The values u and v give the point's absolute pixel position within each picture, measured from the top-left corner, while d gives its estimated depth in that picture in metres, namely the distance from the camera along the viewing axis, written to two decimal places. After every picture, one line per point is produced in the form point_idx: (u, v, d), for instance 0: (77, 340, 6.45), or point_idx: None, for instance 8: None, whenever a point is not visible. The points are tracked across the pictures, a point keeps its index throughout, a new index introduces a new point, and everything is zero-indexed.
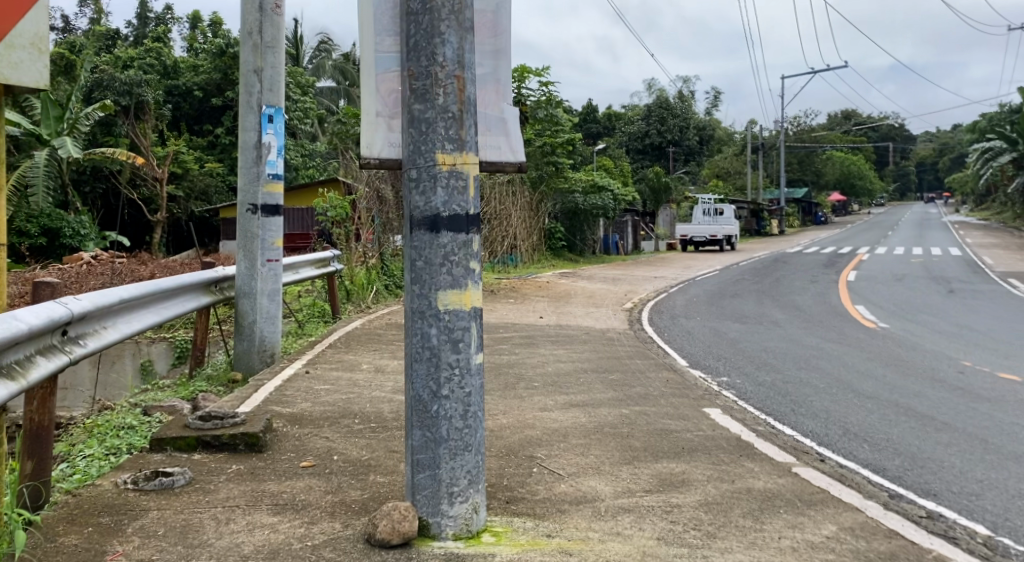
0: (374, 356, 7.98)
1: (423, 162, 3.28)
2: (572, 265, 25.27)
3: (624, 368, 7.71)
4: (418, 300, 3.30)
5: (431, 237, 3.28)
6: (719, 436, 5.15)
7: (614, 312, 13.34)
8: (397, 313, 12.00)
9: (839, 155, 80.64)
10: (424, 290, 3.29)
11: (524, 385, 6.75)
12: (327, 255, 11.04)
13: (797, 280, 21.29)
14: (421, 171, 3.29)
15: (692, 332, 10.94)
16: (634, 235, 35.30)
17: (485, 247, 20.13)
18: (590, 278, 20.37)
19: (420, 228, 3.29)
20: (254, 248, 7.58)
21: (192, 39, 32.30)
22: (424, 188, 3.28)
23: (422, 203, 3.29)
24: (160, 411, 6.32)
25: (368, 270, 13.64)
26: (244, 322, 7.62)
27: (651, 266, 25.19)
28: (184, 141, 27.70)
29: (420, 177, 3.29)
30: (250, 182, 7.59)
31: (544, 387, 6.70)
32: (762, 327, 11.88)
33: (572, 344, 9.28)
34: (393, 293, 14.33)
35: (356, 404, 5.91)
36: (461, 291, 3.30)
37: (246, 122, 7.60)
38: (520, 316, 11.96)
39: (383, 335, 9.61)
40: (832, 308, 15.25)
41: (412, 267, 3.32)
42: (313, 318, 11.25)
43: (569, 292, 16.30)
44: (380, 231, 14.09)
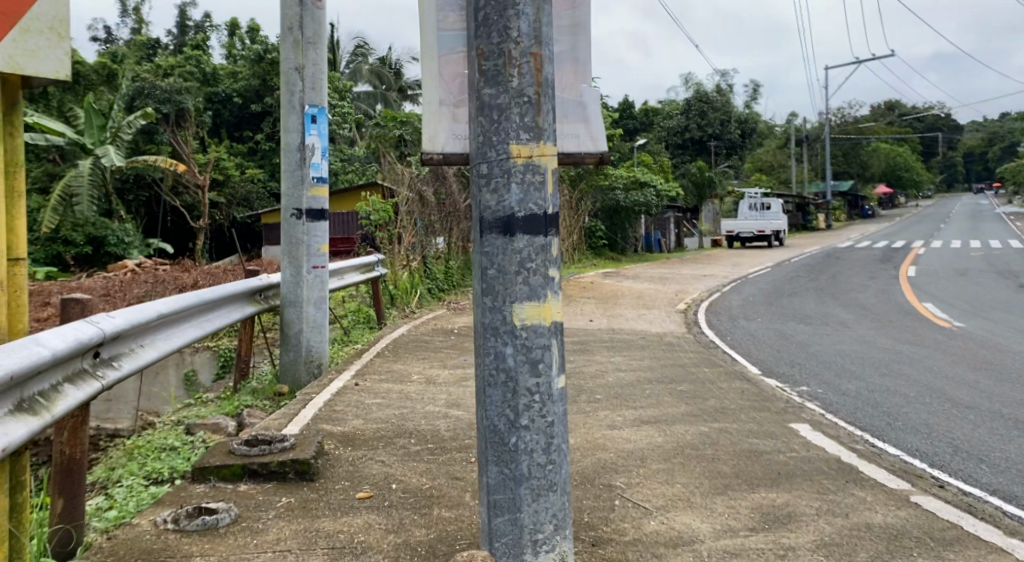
0: (425, 366, 7.55)
1: (493, 157, 2.82)
2: (616, 264, 24.68)
3: (690, 378, 7.19)
4: (489, 316, 2.83)
5: (503, 242, 2.81)
6: (816, 458, 4.62)
7: (668, 314, 12.76)
8: (442, 317, 11.59)
9: (885, 146, 78.61)
10: (495, 303, 2.82)
11: (586, 399, 6.25)
12: (371, 259, 10.66)
13: (853, 276, 20.47)
14: (491, 165, 2.82)
15: (755, 335, 10.35)
16: (677, 232, 34.57)
17: None
18: (636, 278, 19.80)
19: (490, 231, 2.82)
20: (298, 254, 7.22)
21: (230, 46, 32.37)
22: (495, 185, 2.82)
23: (491, 202, 2.82)
24: (203, 430, 5.96)
25: (412, 274, 13.26)
26: (289, 332, 7.25)
27: (698, 264, 24.50)
28: (224, 148, 27.68)
29: (491, 173, 2.82)
30: (293, 185, 7.22)
31: (608, 399, 6.21)
32: (828, 328, 11.25)
33: (630, 350, 8.76)
34: (437, 297, 13.92)
35: (410, 420, 5.47)
36: (540, 303, 2.82)
37: (288, 121, 7.21)
38: (570, 319, 11.46)
39: (432, 342, 9.19)
40: (897, 306, 14.48)
41: (481, 276, 2.85)
42: (358, 325, 10.88)
43: (617, 294, 15.76)
44: (423, 234, 13.70)
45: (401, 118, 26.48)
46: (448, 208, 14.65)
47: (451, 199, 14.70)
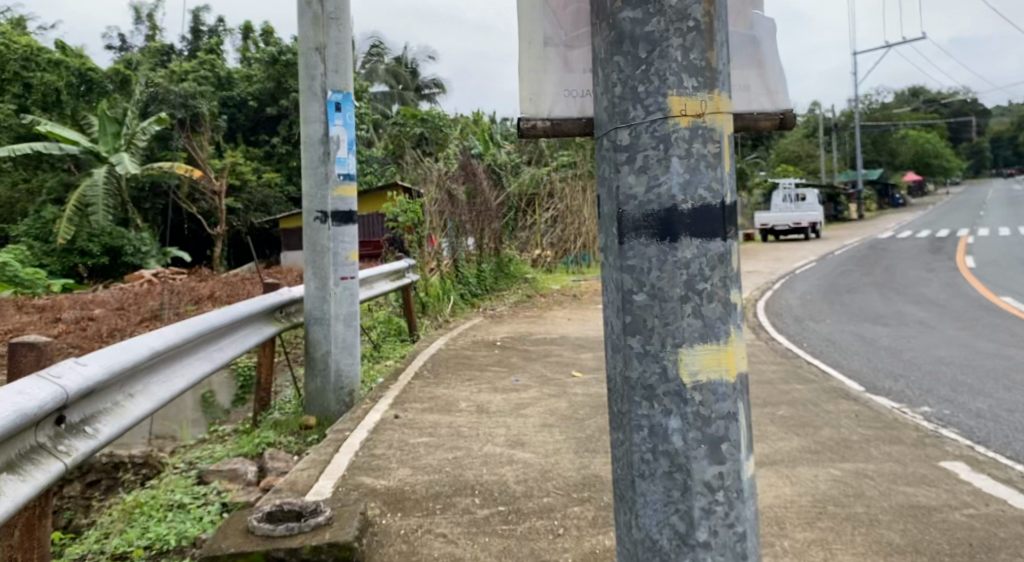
0: (473, 388, 6.52)
1: (634, 114, 1.79)
2: None
3: (787, 399, 6.10)
4: (632, 368, 1.81)
5: (652, 252, 1.78)
6: (1007, 517, 3.54)
7: None
8: (480, 328, 10.52)
9: (912, 133, 76.61)
10: (647, 349, 1.78)
11: None
12: (400, 265, 9.67)
13: (908, 269, 19.20)
14: (635, 127, 1.79)
15: (834, 341, 9.22)
16: None
17: (556, 248, 18.62)
18: None
19: (633, 230, 1.80)
20: (324, 264, 6.22)
21: (244, 49, 31.51)
22: (639, 160, 1.79)
23: (632, 189, 1.80)
24: (216, 479, 4.96)
25: (442, 279, 12.17)
26: (315, 355, 6.23)
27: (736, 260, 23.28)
28: (240, 153, 26.82)
29: (636, 140, 1.79)
30: (316, 185, 6.22)
31: None
32: (911, 331, 10.08)
33: None
34: (470, 303, 12.84)
35: (468, 468, 4.41)
36: (717, 348, 1.78)
37: (308, 111, 6.21)
38: None
39: (474, 357, 8.16)
40: (972, 301, 13.26)
41: (621, 306, 1.82)
42: (388, 338, 9.84)
43: None
44: (452, 235, 12.71)
45: (422, 116, 25.52)
46: (480, 207, 13.54)
47: (482, 197, 13.61)
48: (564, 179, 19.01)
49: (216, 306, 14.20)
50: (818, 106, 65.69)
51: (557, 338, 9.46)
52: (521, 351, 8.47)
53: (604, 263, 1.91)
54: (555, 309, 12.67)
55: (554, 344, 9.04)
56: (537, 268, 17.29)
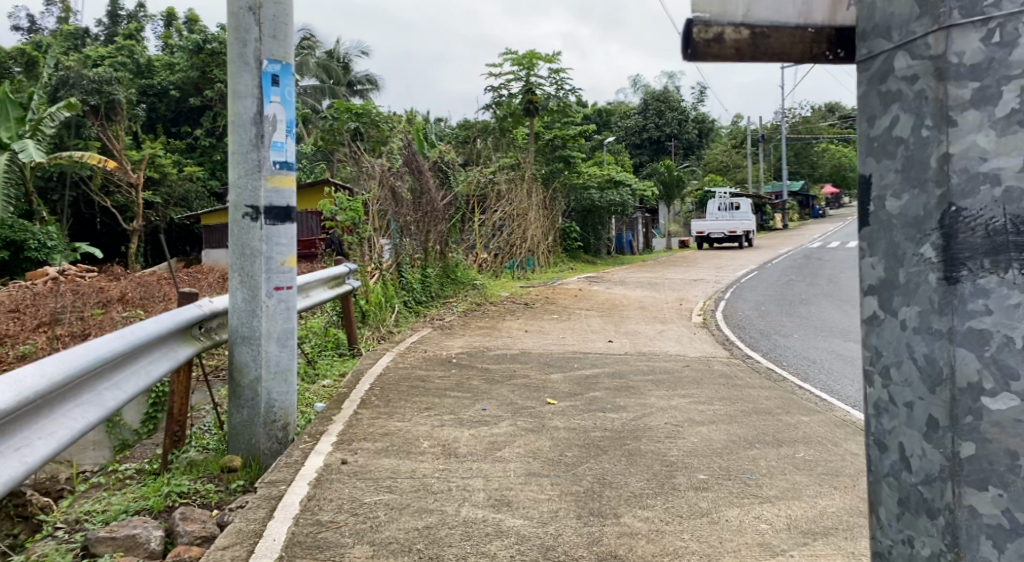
0: (435, 421, 5.47)
1: None
2: (594, 268, 22.73)
3: (808, 435, 5.25)
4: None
5: (1016, 313, 1.44)
6: None
7: (691, 328, 10.88)
8: (429, 340, 9.45)
9: (836, 146, 78.18)
10: (1013, 522, 1.45)
11: (699, 481, 4.24)
12: (340, 270, 8.56)
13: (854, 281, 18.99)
14: (996, 24, 1.43)
15: (818, 360, 8.56)
16: (645, 233, 32.81)
17: (500, 252, 17.66)
18: (623, 283, 17.81)
19: (988, 259, 1.45)
20: (254, 269, 5.09)
21: (163, 36, 29.46)
22: (997, 94, 1.44)
23: (991, 169, 1.44)
24: (108, 550, 3.78)
25: (384, 284, 11.00)
26: (241, 382, 5.08)
27: (678, 267, 22.74)
28: (159, 144, 24.95)
29: (1006, 43, 1.43)
30: (245, 173, 5.06)
31: (726, 478, 4.23)
32: None
33: (691, 388, 6.70)
34: (414, 311, 11.71)
35: (446, 545, 3.37)
36: None
37: (239, 83, 5.04)
38: (587, 341, 9.48)
39: (430, 377, 7.17)
40: None
41: (952, 429, 1.48)
42: (324, 353, 8.67)
43: (617, 305, 13.73)
44: (395, 235, 11.70)
45: (357, 110, 24.20)
46: (425, 207, 12.39)
47: (428, 195, 12.44)
48: (508, 180, 18.04)
49: (124, 309, 12.60)
50: (741, 118, 66.35)
51: (518, 354, 8.46)
52: (481, 370, 7.50)
53: (898, 357, 1.57)
54: (509, 319, 11.66)
55: (516, 361, 8.03)
56: (482, 273, 16.26)
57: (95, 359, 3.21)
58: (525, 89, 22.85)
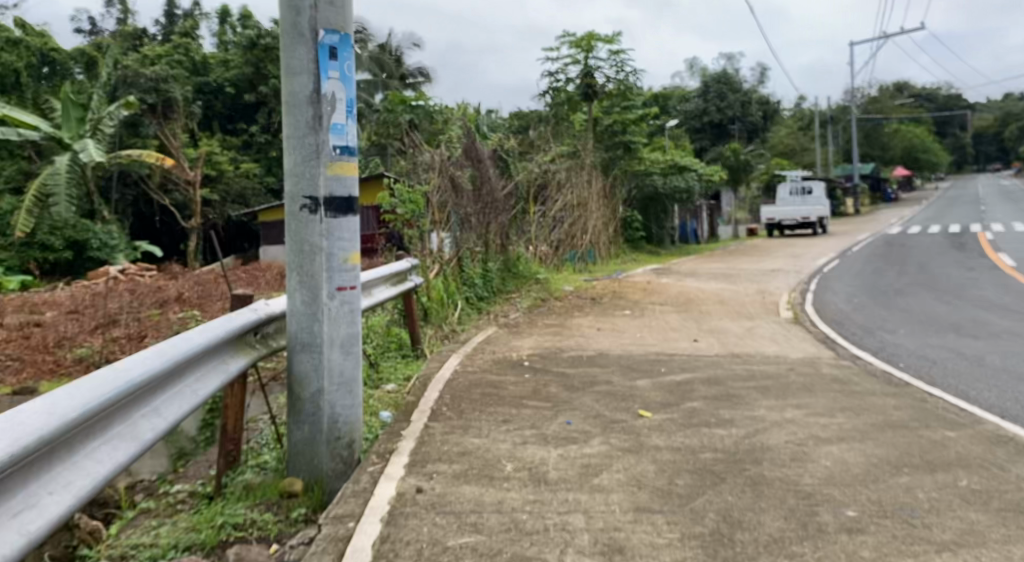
0: (517, 437, 4.82)
1: None
2: (661, 259, 21.88)
3: (960, 463, 4.51)
4: None
5: None
6: None
7: (780, 325, 10.07)
8: (497, 340, 8.85)
9: (904, 128, 75.01)
10: None
11: (851, 528, 3.56)
12: (401, 266, 7.98)
13: (943, 270, 17.88)
14: None
15: (934, 361, 7.69)
16: (710, 222, 31.66)
17: (564, 245, 16.99)
18: (695, 275, 16.99)
19: None
20: (314, 268, 4.50)
21: (219, 33, 29.41)
22: None
23: None
24: None
25: (444, 280, 10.41)
26: (301, 395, 4.49)
27: (749, 257, 21.74)
28: (217, 142, 24.86)
29: None
30: (302, 160, 4.47)
31: (890, 520, 3.64)
32: (1009, 348, 8.64)
33: (801, 397, 6.00)
34: (477, 308, 11.11)
35: None
36: None
37: (292, 58, 4.44)
38: (670, 341, 8.78)
39: (503, 383, 6.55)
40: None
41: None
42: (386, 355, 8.12)
43: (693, 299, 12.92)
44: (457, 228, 11.11)
45: (412, 102, 23.70)
46: (486, 198, 11.80)
47: (487, 185, 11.86)
48: (571, 168, 17.30)
49: (181, 309, 12.27)
50: (804, 101, 64.15)
51: (596, 356, 7.80)
52: (556, 374, 6.88)
53: None
54: (579, 316, 11.00)
55: (595, 364, 7.38)
56: (545, 266, 15.59)
57: (115, 389, 2.67)
58: (584, 74, 22.06)
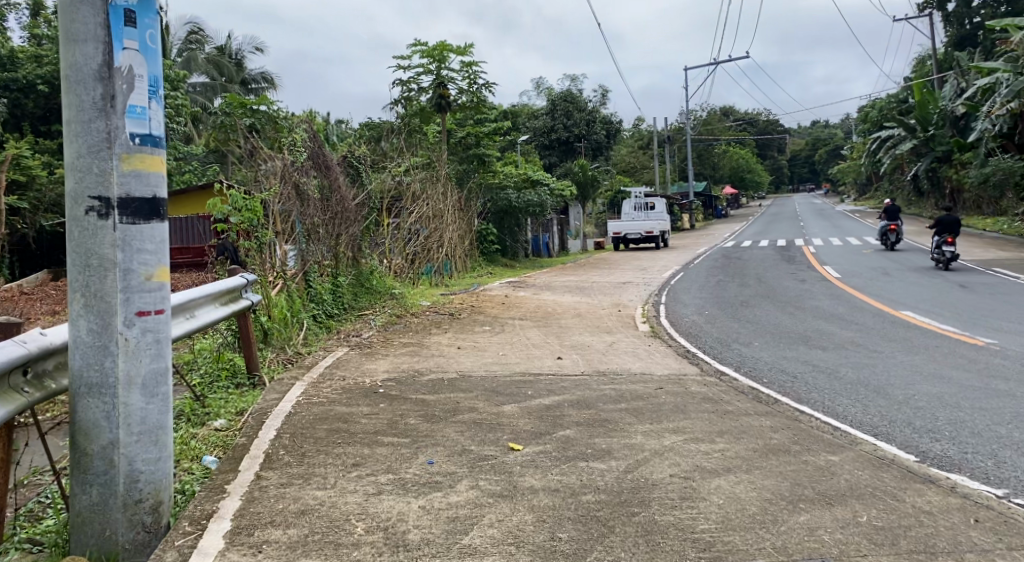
0: (368, 486, 4.04)
1: None
2: (517, 273, 21.53)
3: (858, 491, 4.14)
4: None
5: None
6: None
7: (643, 339, 9.79)
8: (348, 363, 7.97)
9: (733, 148, 79.47)
10: None
11: None
12: (234, 283, 6.98)
13: (783, 282, 18.58)
14: None
15: (799, 375, 7.56)
16: (562, 235, 31.74)
17: (419, 258, 16.23)
18: (553, 288, 16.68)
19: None
20: (106, 288, 3.56)
21: (28, 25, 26.41)
22: None
23: None
24: None
25: (288, 296, 9.40)
26: (87, 449, 3.54)
27: (601, 270, 21.79)
28: (24, 143, 22.22)
29: None
30: (87, 149, 3.54)
31: None
32: (863, 357, 8.71)
33: (678, 420, 5.58)
34: (324, 326, 10.12)
35: None
36: None
37: (74, 21, 3.50)
38: (536, 360, 8.23)
39: (356, 416, 5.75)
40: (885, 318, 12.31)
41: None
42: (216, 385, 7.07)
43: (551, 313, 12.51)
44: (302, 240, 10.12)
45: (250, 105, 22.03)
46: (335, 208, 10.88)
47: (338, 194, 10.96)
48: (424, 179, 16.59)
49: None
50: (643, 121, 66.54)
51: (456, 380, 7.12)
52: (416, 403, 6.14)
53: None
54: (436, 333, 10.29)
55: (457, 389, 6.70)
56: (398, 280, 14.76)
57: None
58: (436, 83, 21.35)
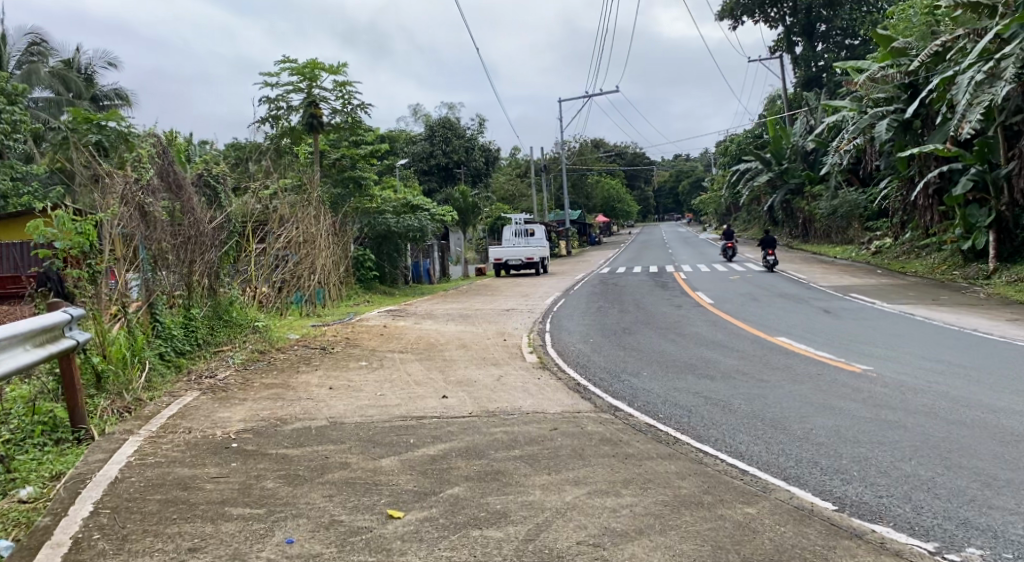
0: None
1: None
2: (394, 301, 20.67)
3: (783, 553, 3.73)
4: None
5: None
6: None
7: (531, 373, 9.27)
8: (197, 410, 7.00)
9: (606, 178, 81.26)
10: None
11: None
12: (54, 320, 5.92)
13: (661, 308, 18.61)
14: None
15: (692, 408, 7.16)
16: (441, 261, 31.04)
17: (290, 286, 15.19)
18: (433, 317, 15.99)
19: None
20: None
21: None
22: None
23: None
24: None
25: (129, 332, 8.29)
26: None
27: (482, 297, 21.27)
28: None
29: None
30: None
31: None
32: (752, 386, 8.49)
33: (577, 469, 5.08)
34: (172, 365, 8.98)
35: None
36: None
37: None
38: (420, 400, 7.53)
39: (204, 483, 4.92)
40: (764, 344, 12.33)
41: None
42: (29, 442, 6.03)
43: (433, 344, 11.82)
44: (145, 268, 9.01)
45: (99, 122, 20.30)
46: (188, 232, 9.80)
47: (192, 216, 9.89)
48: (294, 202, 15.58)
49: None
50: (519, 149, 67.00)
51: (326, 428, 6.35)
52: (278, 461, 5.38)
53: None
54: (306, 370, 9.41)
55: (326, 440, 5.97)
56: (264, 311, 13.68)
57: None
58: (306, 102, 20.29)
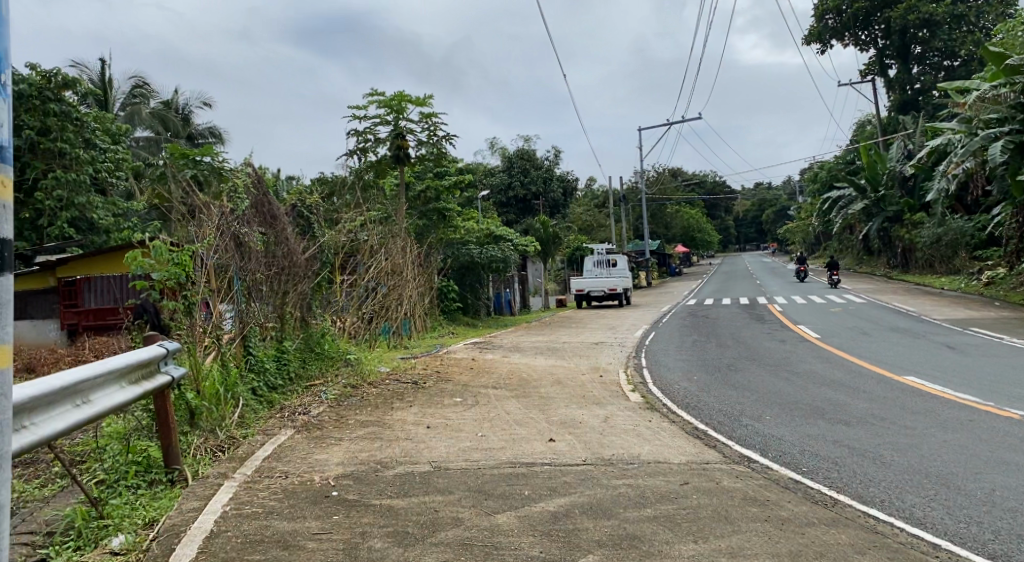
0: None
1: None
2: (479, 333, 20.20)
3: None
4: None
5: None
6: None
7: (639, 414, 8.53)
8: (292, 452, 6.52)
9: (685, 208, 79.55)
10: None
11: None
12: (147, 355, 5.52)
13: (763, 342, 17.60)
14: None
15: (839, 461, 6.33)
16: (523, 293, 30.49)
17: (376, 318, 14.83)
18: (521, 350, 15.37)
19: None
20: None
21: None
22: None
23: None
24: None
25: (222, 366, 7.96)
26: None
27: (569, 329, 20.58)
28: None
29: None
30: None
31: None
32: (894, 433, 7.59)
33: (730, 535, 4.40)
34: (266, 401, 8.60)
35: None
36: None
37: None
38: (524, 445, 6.86)
39: (303, 543, 4.39)
40: (888, 383, 11.29)
41: None
42: (123, 485, 5.63)
43: (527, 379, 11.20)
44: (240, 300, 8.69)
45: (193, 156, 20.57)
46: (282, 262, 9.47)
47: (286, 247, 9.55)
48: (383, 232, 15.27)
49: None
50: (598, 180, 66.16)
51: (431, 475, 5.77)
52: (383, 516, 4.81)
53: None
54: (399, 407, 8.92)
55: (433, 490, 5.39)
56: (352, 343, 13.30)
57: None
58: (394, 133, 20.14)
